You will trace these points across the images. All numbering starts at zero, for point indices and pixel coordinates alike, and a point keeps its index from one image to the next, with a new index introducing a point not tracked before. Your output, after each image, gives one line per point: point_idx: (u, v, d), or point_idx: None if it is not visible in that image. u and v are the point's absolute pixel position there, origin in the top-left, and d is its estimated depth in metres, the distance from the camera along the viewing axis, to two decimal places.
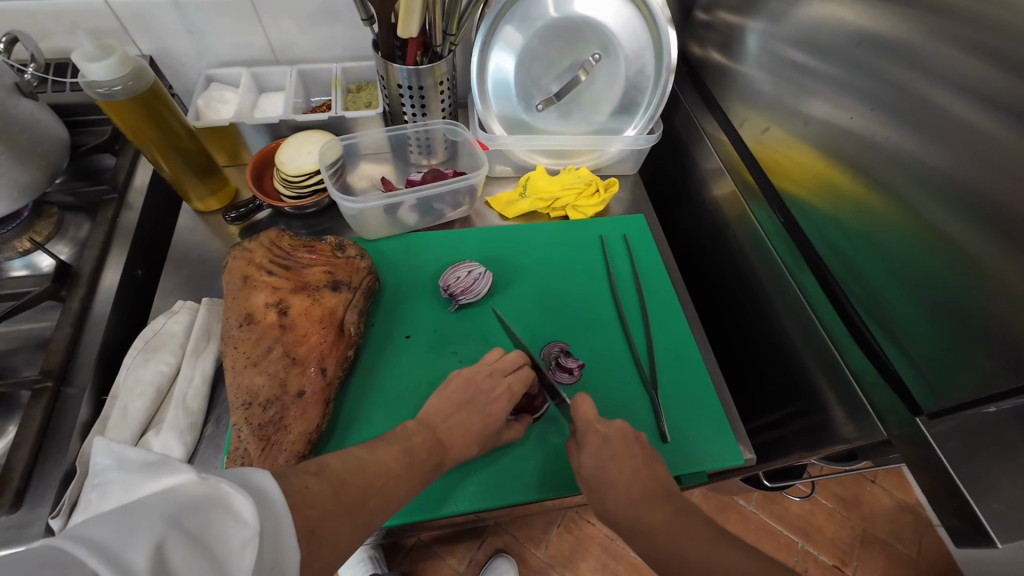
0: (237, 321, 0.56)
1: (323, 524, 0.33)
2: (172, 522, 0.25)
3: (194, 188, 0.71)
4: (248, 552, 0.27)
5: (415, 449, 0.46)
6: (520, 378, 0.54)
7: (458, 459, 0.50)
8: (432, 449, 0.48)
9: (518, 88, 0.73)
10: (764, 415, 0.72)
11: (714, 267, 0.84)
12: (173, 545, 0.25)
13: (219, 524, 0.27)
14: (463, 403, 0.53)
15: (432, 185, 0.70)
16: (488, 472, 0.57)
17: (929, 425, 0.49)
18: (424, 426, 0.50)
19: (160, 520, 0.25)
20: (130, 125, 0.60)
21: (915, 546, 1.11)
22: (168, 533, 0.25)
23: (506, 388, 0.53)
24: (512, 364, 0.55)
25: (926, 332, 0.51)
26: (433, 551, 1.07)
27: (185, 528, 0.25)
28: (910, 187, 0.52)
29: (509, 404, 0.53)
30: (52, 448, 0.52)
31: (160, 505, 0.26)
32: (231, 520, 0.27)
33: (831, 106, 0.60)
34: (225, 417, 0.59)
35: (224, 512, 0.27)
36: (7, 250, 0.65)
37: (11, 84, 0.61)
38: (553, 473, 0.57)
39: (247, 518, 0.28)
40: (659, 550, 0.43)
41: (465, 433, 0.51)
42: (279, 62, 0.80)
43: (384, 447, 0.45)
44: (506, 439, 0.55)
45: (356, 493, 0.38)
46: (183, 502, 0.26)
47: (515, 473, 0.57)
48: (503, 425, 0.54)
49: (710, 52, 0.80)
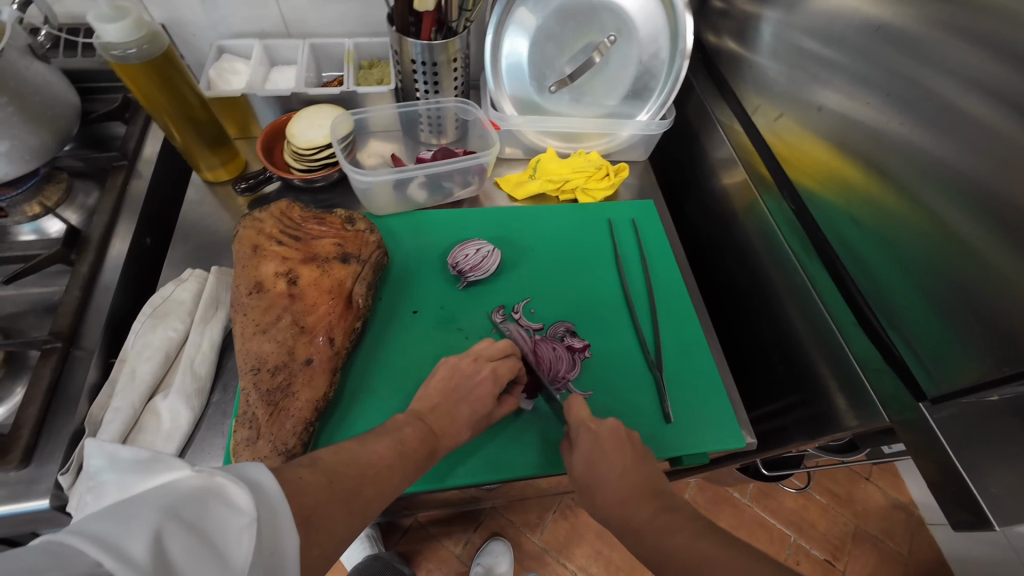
0: (247, 289, 0.56)
1: (320, 511, 0.34)
2: (170, 511, 0.25)
3: (203, 157, 0.71)
4: (245, 538, 0.27)
5: (407, 440, 0.45)
6: (507, 365, 0.54)
7: (458, 436, 0.50)
8: (424, 438, 0.47)
9: (531, 69, 0.73)
10: (765, 404, 0.72)
11: (721, 257, 0.84)
12: (173, 534, 0.25)
13: (216, 514, 0.27)
14: (451, 389, 0.52)
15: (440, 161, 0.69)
16: (485, 452, 0.57)
17: (932, 411, 0.50)
18: (414, 417, 0.49)
19: (158, 511, 0.25)
20: (142, 89, 0.60)
21: (907, 544, 1.12)
22: (166, 522, 0.25)
23: (490, 372, 0.53)
24: (498, 352, 0.55)
25: (930, 321, 0.51)
26: (429, 532, 1.08)
27: (183, 518, 0.25)
28: (921, 181, 0.52)
29: (493, 389, 0.52)
30: (62, 406, 0.53)
31: (158, 498, 0.26)
32: (228, 509, 0.27)
33: (846, 98, 0.60)
34: (231, 384, 0.59)
35: (221, 503, 0.27)
36: (17, 214, 0.66)
37: (25, 45, 0.60)
38: (549, 455, 0.58)
39: (244, 506, 0.28)
40: (649, 551, 0.43)
41: (460, 414, 0.51)
42: (291, 36, 0.80)
43: (377, 439, 0.44)
44: (497, 417, 0.55)
45: (351, 482, 0.38)
46: (181, 495, 0.27)
47: (514, 454, 0.57)
48: (495, 406, 0.54)
49: (725, 39, 0.79)
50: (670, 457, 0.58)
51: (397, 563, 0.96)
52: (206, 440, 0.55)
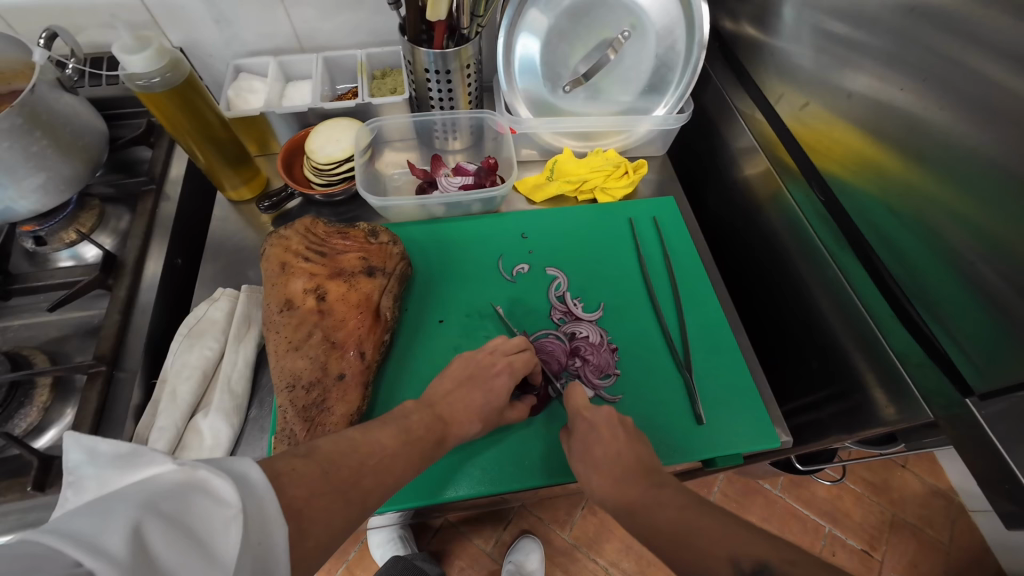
0: (278, 307, 0.57)
1: None
2: (147, 505, 0.26)
3: (227, 177, 0.72)
4: (231, 529, 0.28)
5: (412, 427, 0.46)
6: (522, 359, 0.54)
7: (466, 427, 0.51)
8: (431, 425, 0.48)
9: (545, 70, 0.72)
10: (798, 398, 0.71)
11: (745, 249, 0.82)
12: (151, 526, 0.26)
13: (195, 505, 0.28)
14: (464, 379, 0.53)
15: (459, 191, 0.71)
16: (494, 451, 0.58)
17: (981, 407, 0.48)
18: (423, 404, 0.50)
19: (135, 504, 0.26)
20: (167, 116, 0.61)
21: (947, 531, 1.09)
22: (144, 515, 0.26)
23: (506, 365, 0.53)
24: (513, 347, 0.55)
25: (975, 312, 0.50)
26: (460, 530, 1.10)
27: (160, 510, 0.26)
28: (964, 166, 0.50)
29: (510, 380, 0.53)
30: (109, 428, 0.55)
31: (137, 492, 0.27)
32: (209, 500, 0.28)
33: (878, 81, 0.58)
34: (267, 399, 0.61)
35: (201, 495, 0.28)
36: (54, 242, 0.68)
37: (54, 79, 0.61)
38: (550, 450, 0.58)
39: (225, 497, 0.29)
40: None
41: (473, 401, 0.51)
42: (305, 50, 0.80)
43: (381, 427, 0.45)
44: (507, 419, 0.55)
45: (347, 471, 0.38)
46: (160, 489, 0.27)
47: (522, 451, 0.58)
48: (505, 404, 0.54)
49: (744, 25, 0.77)
50: (704, 458, 0.58)
51: (431, 563, 0.98)
52: (246, 455, 0.57)
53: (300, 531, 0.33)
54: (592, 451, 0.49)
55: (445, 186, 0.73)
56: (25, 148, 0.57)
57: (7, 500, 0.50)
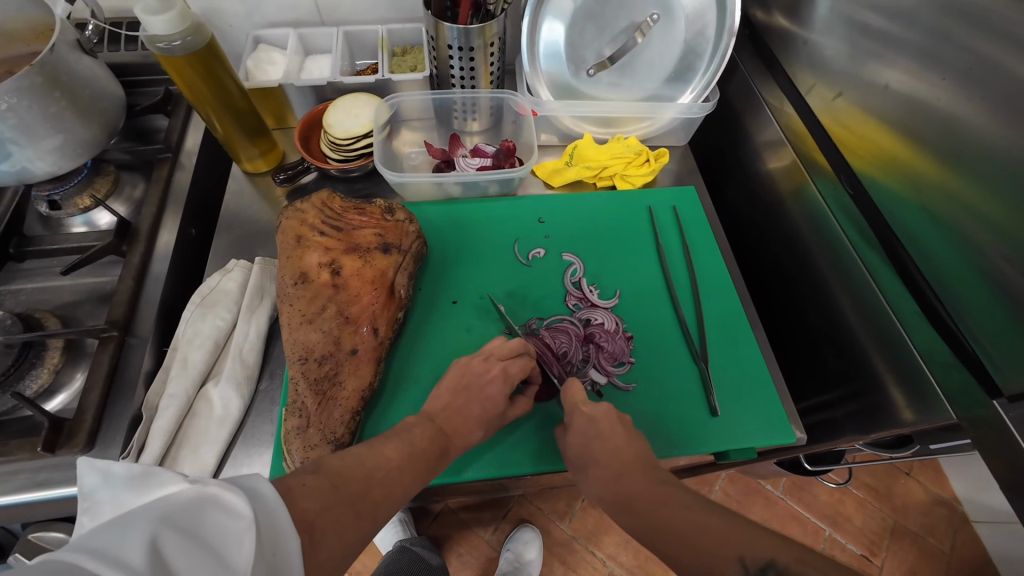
0: (292, 279, 0.56)
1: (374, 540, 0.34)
2: (163, 520, 0.25)
3: (243, 148, 0.71)
4: (245, 543, 0.27)
5: (416, 441, 0.45)
6: (519, 364, 0.53)
7: (469, 436, 0.50)
8: (433, 439, 0.47)
9: (569, 52, 0.70)
10: (813, 396, 0.70)
11: (764, 244, 0.81)
12: (167, 542, 0.25)
13: (211, 522, 0.27)
14: (465, 382, 0.51)
15: (476, 171, 0.70)
16: (500, 446, 0.57)
17: (1008, 409, 0.47)
18: (423, 418, 0.49)
19: (152, 521, 0.25)
20: (188, 84, 0.61)
21: (948, 541, 1.08)
22: (160, 530, 0.25)
23: (499, 372, 0.51)
24: (509, 352, 0.53)
25: (1005, 315, 0.48)
26: (459, 516, 1.10)
27: (177, 525, 0.25)
28: (1000, 170, 0.48)
29: (504, 387, 0.51)
30: (121, 392, 0.55)
31: (151, 510, 0.26)
32: (223, 514, 0.27)
33: (915, 79, 0.56)
34: (277, 371, 0.61)
35: (216, 510, 0.27)
36: (69, 207, 0.68)
37: (74, 40, 0.60)
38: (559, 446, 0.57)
39: (239, 510, 0.27)
40: None
41: (473, 407, 0.50)
42: (325, 24, 0.79)
43: (386, 441, 0.44)
44: (511, 416, 0.54)
45: (356, 485, 0.38)
46: (174, 506, 0.26)
47: (527, 446, 0.57)
48: (506, 406, 0.53)
49: (775, 15, 0.75)
50: (715, 451, 0.57)
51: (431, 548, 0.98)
52: (255, 427, 0.57)
53: (313, 545, 0.32)
54: (598, 454, 0.47)
55: (463, 166, 0.72)
56: (43, 108, 0.57)
57: (17, 459, 0.49)
